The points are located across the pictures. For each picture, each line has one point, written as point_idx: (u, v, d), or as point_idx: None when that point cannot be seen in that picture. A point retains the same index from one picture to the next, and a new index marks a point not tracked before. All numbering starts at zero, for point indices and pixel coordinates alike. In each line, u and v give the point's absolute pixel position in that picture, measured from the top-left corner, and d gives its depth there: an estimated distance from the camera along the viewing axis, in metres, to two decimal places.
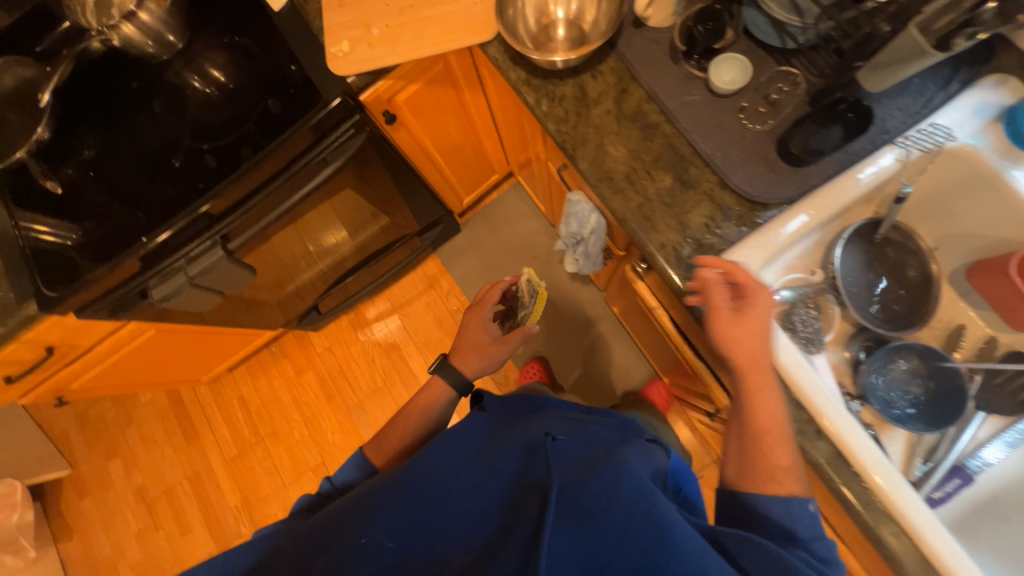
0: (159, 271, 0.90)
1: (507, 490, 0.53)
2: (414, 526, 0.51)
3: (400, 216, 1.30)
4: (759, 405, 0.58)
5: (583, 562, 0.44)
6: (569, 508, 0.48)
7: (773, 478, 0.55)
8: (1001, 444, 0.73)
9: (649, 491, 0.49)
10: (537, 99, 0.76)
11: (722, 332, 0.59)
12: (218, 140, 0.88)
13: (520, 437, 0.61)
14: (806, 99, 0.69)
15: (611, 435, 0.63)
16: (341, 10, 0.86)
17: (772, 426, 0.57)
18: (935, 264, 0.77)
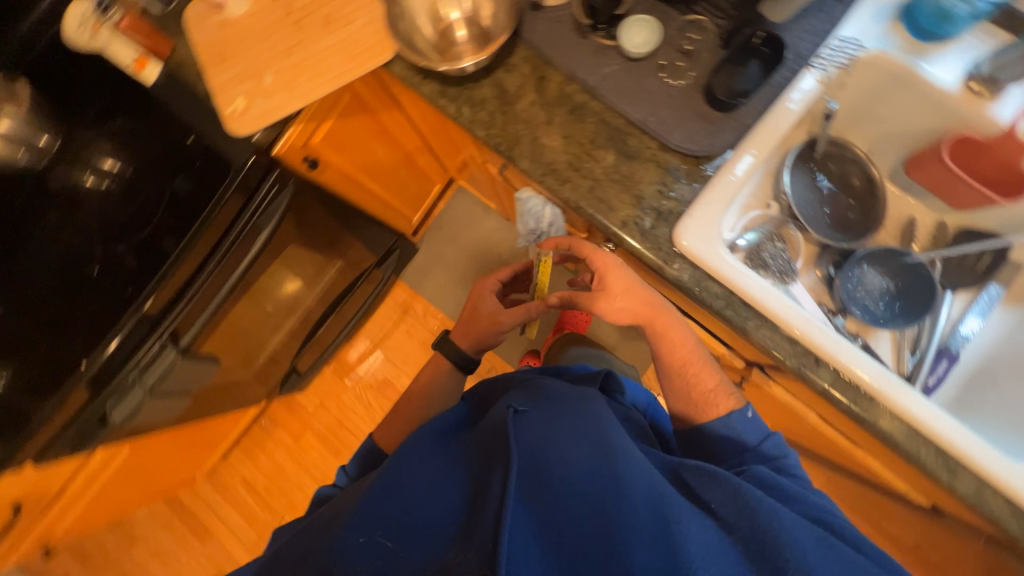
0: (112, 391, 0.80)
1: (477, 470, 0.57)
2: (394, 517, 0.53)
3: (355, 252, 1.24)
4: (669, 345, 0.73)
5: (547, 519, 0.51)
6: (532, 477, 0.54)
7: (708, 402, 0.72)
8: (974, 316, 0.77)
9: (608, 449, 0.57)
10: (458, 108, 0.73)
11: (618, 306, 0.72)
12: (134, 238, 0.81)
13: (488, 421, 0.66)
14: (719, 43, 0.68)
15: (570, 395, 0.69)
16: (224, 65, 0.78)
17: (690, 361, 0.73)
18: (874, 168, 0.81)
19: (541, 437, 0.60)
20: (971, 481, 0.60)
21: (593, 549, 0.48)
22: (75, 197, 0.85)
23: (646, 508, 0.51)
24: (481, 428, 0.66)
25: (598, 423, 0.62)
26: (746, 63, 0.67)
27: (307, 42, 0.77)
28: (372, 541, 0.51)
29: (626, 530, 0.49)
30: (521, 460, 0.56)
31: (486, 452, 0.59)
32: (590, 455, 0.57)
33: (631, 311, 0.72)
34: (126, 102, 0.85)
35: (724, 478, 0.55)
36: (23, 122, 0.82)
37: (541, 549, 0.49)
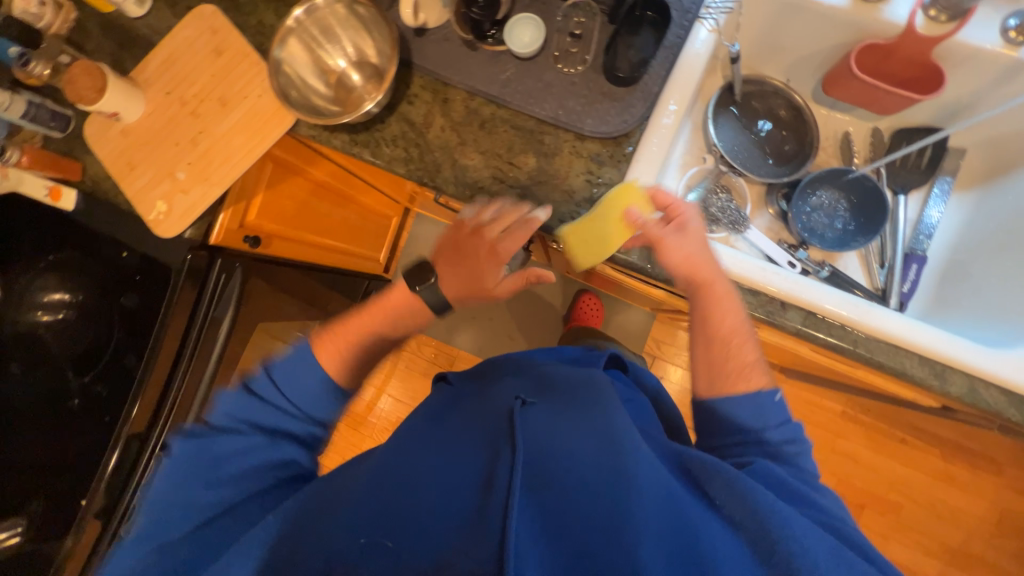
0: (122, 517, 0.77)
1: (483, 452, 0.50)
2: (388, 515, 0.45)
3: (331, 304, 1.24)
4: (719, 304, 0.61)
5: (560, 529, 0.44)
6: (540, 477, 0.48)
7: (740, 374, 0.59)
8: (931, 213, 0.77)
9: (619, 443, 0.51)
10: (373, 153, 0.72)
11: (675, 254, 0.60)
12: (99, 363, 0.80)
13: (489, 404, 0.59)
14: (606, 19, 0.67)
15: (568, 384, 0.64)
16: (135, 172, 0.77)
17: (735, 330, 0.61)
18: (798, 94, 0.79)
19: (550, 427, 0.53)
20: (962, 379, 0.60)
21: (603, 541, 0.43)
22: (31, 334, 0.82)
23: (659, 506, 0.47)
24: (484, 406, 0.58)
25: (609, 416, 0.56)
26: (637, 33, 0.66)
27: (209, 128, 0.76)
28: (369, 546, 0.43)
29: (637, 527, 0.44)
30: (528, 447, 0.50)
31: (493, 433, 0.52)
32: (603, 450, 0.51)
33: (694, 269, 0.60)
34: (57, 232, 0.84)
35: (736, 481, 0.50)
36: None
37: (548, 545, 0.43)
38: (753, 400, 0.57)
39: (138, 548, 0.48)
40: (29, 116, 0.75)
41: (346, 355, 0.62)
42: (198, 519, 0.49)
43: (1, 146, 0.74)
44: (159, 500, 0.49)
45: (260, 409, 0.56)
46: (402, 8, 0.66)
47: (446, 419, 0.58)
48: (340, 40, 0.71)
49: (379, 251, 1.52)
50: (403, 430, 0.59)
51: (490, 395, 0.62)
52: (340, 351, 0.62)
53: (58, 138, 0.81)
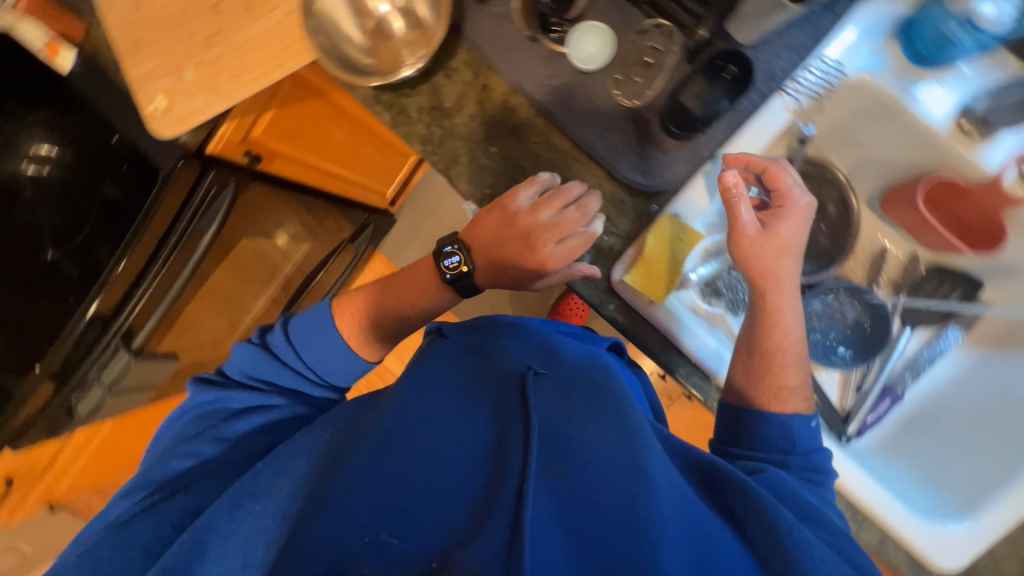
0: (74, 386, 0.78)
1: (489, 426, 0.45)
2: (390, 489, 0.39)
3: (329, 222, 1.20)
4: (772, 324, 0.57)
5: (570, 526, 0.37)
6: (550, 461, 0.41)
7: (778, 397, 0.55)
8: (928, 356, 0.74)
9: (631, 432, 0.44)
10: (393, 119, 0.66)
11: (743, 251, 0.56)
12: (82, 241, 0.80)
13: (497, 371, 0.54)
14: (684, 58, 0.59)
15: (575, 371, 0.56)
16: (142, 54, 0.71)
17: (785, 346, 0.56)
18: (854, 193, 0.72)
19: (560, 410, 0.47)
20: (877, 532, 0.64)
21: (626, 539, 0.36)
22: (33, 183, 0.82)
23: (682, 500, 0.40)
24: (487, 375, 0.53)
25: (611, 406, 0.49)
26: (710, 82, 0.59)
27: (228, 31, 0.68)
28: (375, 543, 0.36)
29: (665, 519, 0.37)
30: (541, 429, 0.44)
31: (504, 410, 0.46)
32: (617, 441, 0.43)
33: (763, 262, 0.56)
34: (52, 90, 0.78)
35: (754, 495, 0.42)
36: None
37: (565, 538, 0.36)
38: (787, 420, 0.53)
39: (174, 486, 0.49)
40: None
41: (374, 335, 0.61)
42: (221, 462, 0.50)
43: None
44: (198, 435, 0.52)
45: (290, 373, 0.57)
46: None
47: (463, 381, 0.52)
48: None
49: (388, 187, 1.44)
50: (403, 380, 0.54)
51: (497, 361, 0.56)
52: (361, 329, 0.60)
53: None
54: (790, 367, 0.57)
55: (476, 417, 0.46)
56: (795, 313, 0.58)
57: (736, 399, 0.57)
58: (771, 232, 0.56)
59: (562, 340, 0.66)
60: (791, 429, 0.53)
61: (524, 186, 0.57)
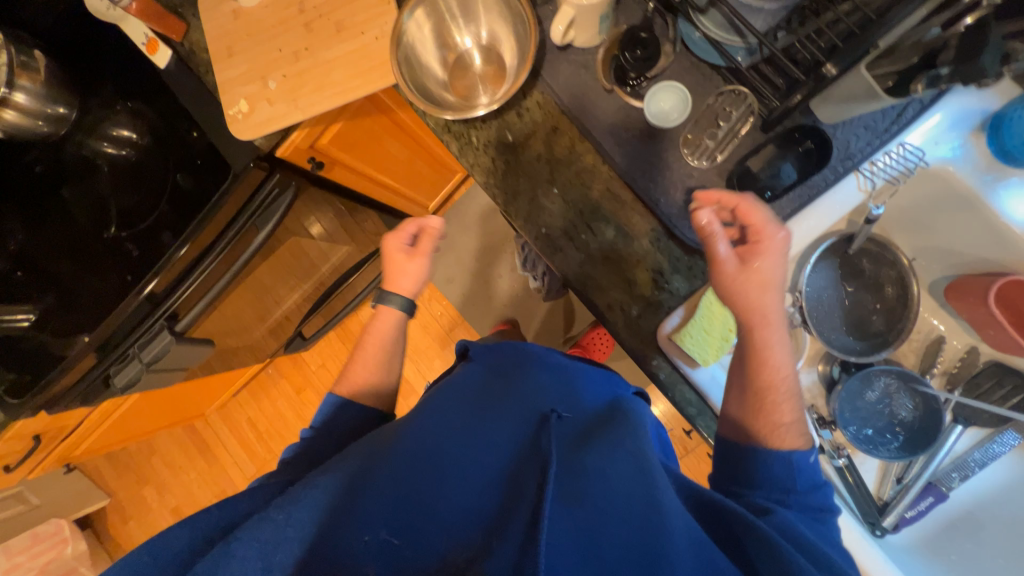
0: (115, 357, 0.83)
1: (509, 457, 0.47)
2: (408, 501, 0.41)
3: (369, 224, 1.22)
4: (764, 360, 0.53)
5: (580, 550, 0.36)
6: (565, 490, 0.42)
7: (775, 434, 0.51)
8: (982, 457, 0.70)
9: (648, 469, 0.43)
10: (462, 149, 0.68)
11: (722, 288, 0.54)
12: (141, 224, 0.81)
13: (525, 404, 0.55)
14: (759, 126, 0.59)
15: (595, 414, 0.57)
16: (232, 60, 0.74)
17: (778, 383, 0.53)
18: (915, 277, 0.71)
19: (580, 450, 0.48)
20: None
21: None
22: (105, 160, 0.84)
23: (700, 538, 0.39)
24: (513, 404, 0.55)
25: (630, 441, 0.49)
26: (783, 156, 0.58)
27: (314, 49, 0.72)
28: (377, 541, 0.38)
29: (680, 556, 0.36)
30: (558, 463, 0.45)
31: (524, 442, 0.48)
32: (635, 478, 0.43)
33: (746, 299, 0.53)
34: (136, 77, 0.80)
35: (769, 538, 0.39)
36: (39, 92, 0.77)
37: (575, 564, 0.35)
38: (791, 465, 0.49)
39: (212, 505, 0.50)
40: None
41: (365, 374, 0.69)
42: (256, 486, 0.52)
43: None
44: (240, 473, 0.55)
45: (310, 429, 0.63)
46: (555, 23, 0.58)
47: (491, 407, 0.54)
48: (476, 21, 0.66)
49: (431, 199, 1.46)
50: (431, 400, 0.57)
51: (522, 391, 0.57)
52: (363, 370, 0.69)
53: None
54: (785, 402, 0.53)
55: (495, 444, 0.48)
56: (786, 348, 0.54)
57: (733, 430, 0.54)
58: (750, 267, 0.53)
59: (587, 378, 0.66)
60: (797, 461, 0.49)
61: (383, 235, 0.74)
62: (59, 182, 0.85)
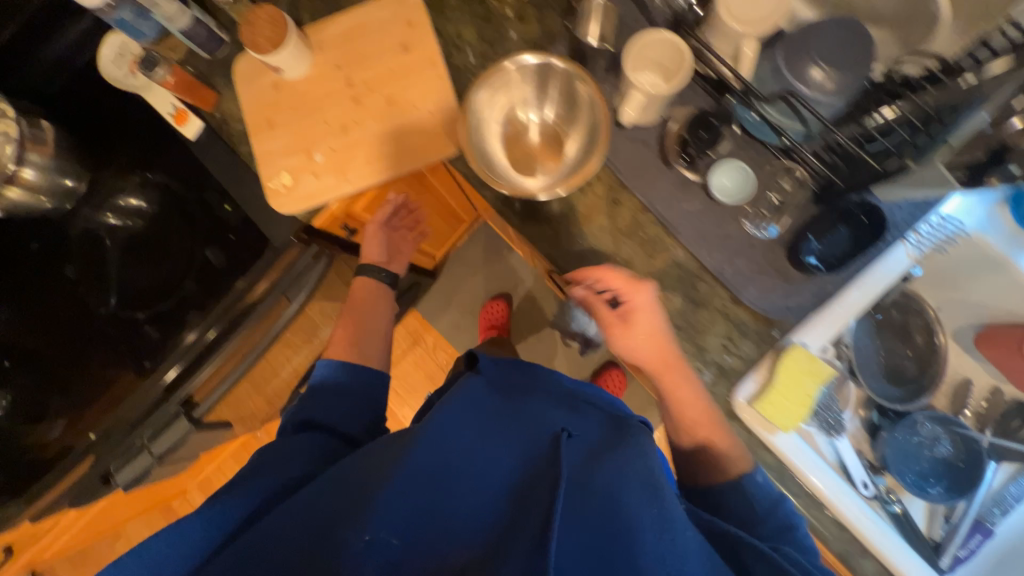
0: (116, 457, 0.68)
1: (518, 466, 0.47)
2: (423, 507, 0.42)
3: None
4: (680, 399, 0.60)
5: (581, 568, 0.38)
6: (579, 502, 0.42)
7: (717, 465, 0.58)
8: (1018, 493, 0.75)
9: (662, 484, 0.44)
10: (520, 221, 0.68)
11: (621, 348, 0.61)
12: (162, 303, 0.74)
13: (539, 415, 0.53)
14: (811, 198, 0.63)
15: (607, 417, 0.56)
16: (273, 132, 0.72)
17: (700, 416, 0.59)
18: (941, 326, 0.76)
19: (592, 463, 0.47)
20: None
21: None
22: (112, 233, 0.77)
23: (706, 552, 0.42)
24: (523, 412, 0.53)
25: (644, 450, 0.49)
26: (836, 225, 0.62)
27: (364, 122, 0.70)
28: (377, 541, 0.39)
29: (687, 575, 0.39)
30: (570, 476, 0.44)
31: (537, 453, 0.47)
32: (648, 499, 0.43)
33: (644, 351, 0.60)
34: (157, 146, 0.75)
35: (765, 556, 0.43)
36: (50, 165, 0.70)
37: None
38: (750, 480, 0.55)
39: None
40: (190, 32, 0.69)
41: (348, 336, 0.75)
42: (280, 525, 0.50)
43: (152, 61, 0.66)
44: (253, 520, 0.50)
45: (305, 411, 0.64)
46: (625, 106, 0.60)
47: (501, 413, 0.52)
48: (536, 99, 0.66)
49: (439, 249, 1.44)
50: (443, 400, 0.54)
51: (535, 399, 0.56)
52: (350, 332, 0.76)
53: (201, 57, 0.75)
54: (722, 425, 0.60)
55: (505, 455, 0.47)
56: (694, 383, 0.60)
57: (691, 443, 0.60)
58: (631, 324, 0.61)
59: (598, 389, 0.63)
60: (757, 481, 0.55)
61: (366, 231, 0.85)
62: (58, 261, 0.76)
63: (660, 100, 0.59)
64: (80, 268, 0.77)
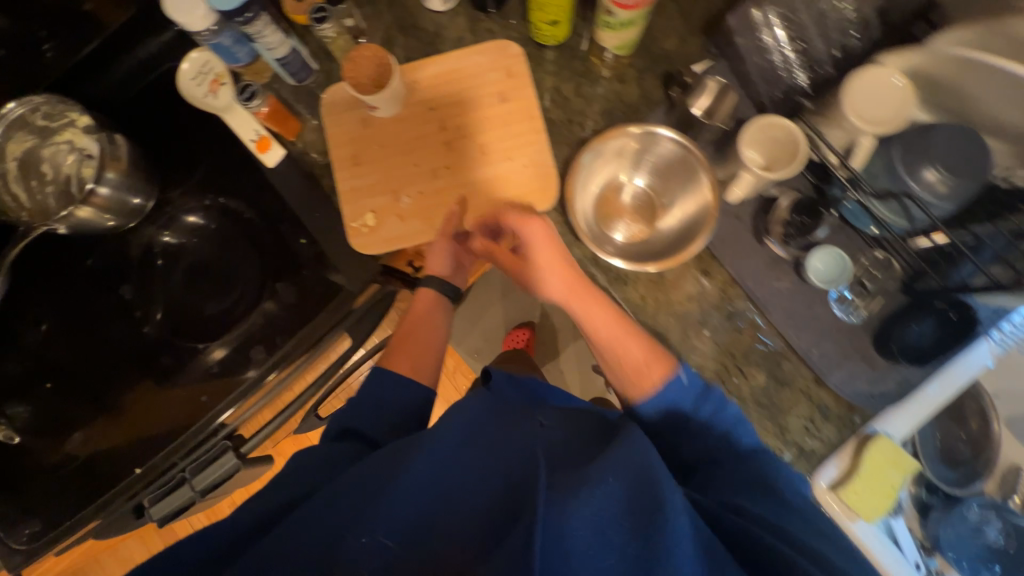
0: (156, 487, 0.66)
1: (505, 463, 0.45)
2: (419, 517, 0.43)
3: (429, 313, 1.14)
4: (590, 312, 0.62)
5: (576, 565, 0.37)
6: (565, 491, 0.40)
7: (642, 379, 0.58)
8: None
9: (657, 473, 0.42)
10: (608, 282, 0.67)
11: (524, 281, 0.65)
12: (225, 337, 0.71)
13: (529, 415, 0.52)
14: (898, 287, 0.64)
15: (594, 414, 0.54)
16: (357, 169, 0.70)
17: (609, 326, 0.61)
18: (997, 413, 0.78)
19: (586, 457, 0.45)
20: None
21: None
22: (173, 254, 0.74)
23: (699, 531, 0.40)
24: (516, 414, 0.52)
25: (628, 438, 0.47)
26: (918, 317, 0.63)
27: (456, 168, 0.69)
28: (371, 544, 0.41)
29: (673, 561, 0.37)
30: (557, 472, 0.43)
31: (514, 447, 0.45)
32: (636, 489, 0.41)
33: (552, 279, 0.63)
34: (233, 171, 0.73)
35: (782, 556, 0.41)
36: (122, 183, 0.68)
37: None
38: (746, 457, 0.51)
39: None
40: (285, 60, 0.67)
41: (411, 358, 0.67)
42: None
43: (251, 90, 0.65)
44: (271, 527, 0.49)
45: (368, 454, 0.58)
46: (735, 186, 0.61)
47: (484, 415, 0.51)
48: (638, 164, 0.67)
49: None
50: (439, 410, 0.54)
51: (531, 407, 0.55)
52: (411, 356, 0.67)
53: (287, 83, 0.73)
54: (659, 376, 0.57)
55: (489, 453, 0.46)
56: (607, 301, 0.62)
57: (659, 412, 0.56)
58: (528, 259, 0.64)
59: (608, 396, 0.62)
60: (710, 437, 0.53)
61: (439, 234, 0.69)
62: (117, 281, 0.74)
63: (765, 183, 0.61)
64: (137, 288, 0.74)
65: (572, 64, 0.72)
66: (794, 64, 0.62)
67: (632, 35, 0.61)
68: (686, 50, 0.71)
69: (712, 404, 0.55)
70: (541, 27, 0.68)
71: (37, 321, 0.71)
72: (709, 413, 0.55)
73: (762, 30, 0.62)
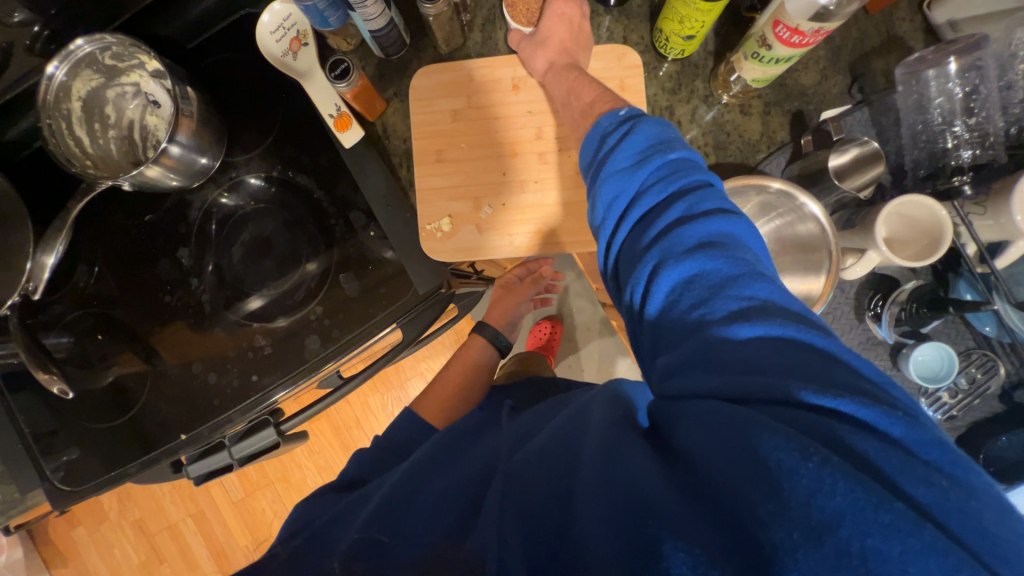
0: (196, 445, 0.65)
1: (483, 461, 0.46)
2: (396, 501, 0.44)
3: None
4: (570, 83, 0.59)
5: (523, 535, 0.36)
6: (521, 477, 0.40)
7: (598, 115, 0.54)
8: None
9: (589, 428, 0.40)
10: None
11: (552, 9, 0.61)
12: (279, 320, 0.67)
13: (515, 419, 0.52)
14: (997, 393, 0.60)
15: (607, 386, 0.44)
16: (439, 167, 0.67)
17: (580, 90, 0.58)
18: None
19: (542, 429, 0.46)
20: None
21: (552, 554, 0.34)
22: (231, 218, 0.70)
23: (608, 464, 0.35)
24: (513, 419, 0.53)
25: (591, 406, 0.43)
26: (1008, 427, 0.60)
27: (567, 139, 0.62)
28: (366, 536, 0.42)
29: (593, 526, 0.32)
30: (514, 455, 0.43)
31: (492, 448, 0.47)
32: (570, 445, 0.40)
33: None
34: (308, 145, 0.67)
35: (755, 430, 0.28)
36: (192, 144, 0.62)
37: (521, 543, 0.35)
38: (697, 226, 0.38)
39: None
40: (379, 32, 0.61)
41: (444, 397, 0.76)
42: None
43: (348, 64, 0.60)
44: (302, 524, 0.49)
45: None
46: (856, 265, 0.56)
47: (485, 434, 0.52)
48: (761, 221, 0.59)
49: None
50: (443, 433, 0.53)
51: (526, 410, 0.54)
52: (452, 388, 0.78)
53: (373, 54, 0.68)
54: (592, 182, 0.47)
55: (481, 459, 0.47)
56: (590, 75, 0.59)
57: (609, 229, 0.44)
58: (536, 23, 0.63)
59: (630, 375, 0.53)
60: (639, 245, 0.41)
61: (509, 242, 0.67)
62: (174, 243, 0.70)
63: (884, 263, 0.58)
64: (191, 246, 0.70)
65: (691, 84, 0.64)
66: (962, 138, 0.59)
67: (779, 70, 0.54)
68: (825, 89, 0.62)
69: (637, 197, 0.42)
70: (670, 40, 0.59)
71: (90, 261, 0.69)
72: (636, 208, 0.42)
73: (933, 81, 0.59)
